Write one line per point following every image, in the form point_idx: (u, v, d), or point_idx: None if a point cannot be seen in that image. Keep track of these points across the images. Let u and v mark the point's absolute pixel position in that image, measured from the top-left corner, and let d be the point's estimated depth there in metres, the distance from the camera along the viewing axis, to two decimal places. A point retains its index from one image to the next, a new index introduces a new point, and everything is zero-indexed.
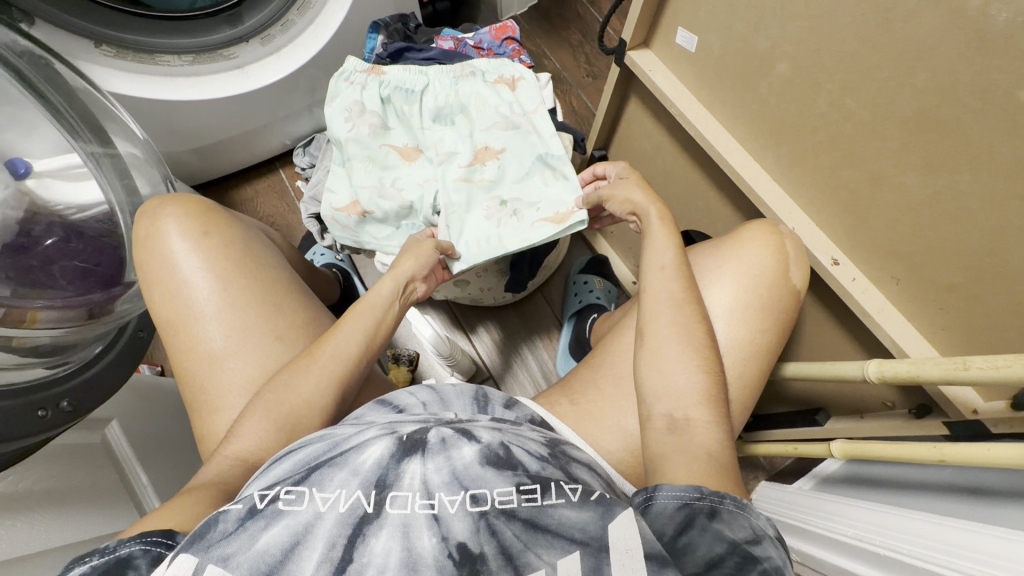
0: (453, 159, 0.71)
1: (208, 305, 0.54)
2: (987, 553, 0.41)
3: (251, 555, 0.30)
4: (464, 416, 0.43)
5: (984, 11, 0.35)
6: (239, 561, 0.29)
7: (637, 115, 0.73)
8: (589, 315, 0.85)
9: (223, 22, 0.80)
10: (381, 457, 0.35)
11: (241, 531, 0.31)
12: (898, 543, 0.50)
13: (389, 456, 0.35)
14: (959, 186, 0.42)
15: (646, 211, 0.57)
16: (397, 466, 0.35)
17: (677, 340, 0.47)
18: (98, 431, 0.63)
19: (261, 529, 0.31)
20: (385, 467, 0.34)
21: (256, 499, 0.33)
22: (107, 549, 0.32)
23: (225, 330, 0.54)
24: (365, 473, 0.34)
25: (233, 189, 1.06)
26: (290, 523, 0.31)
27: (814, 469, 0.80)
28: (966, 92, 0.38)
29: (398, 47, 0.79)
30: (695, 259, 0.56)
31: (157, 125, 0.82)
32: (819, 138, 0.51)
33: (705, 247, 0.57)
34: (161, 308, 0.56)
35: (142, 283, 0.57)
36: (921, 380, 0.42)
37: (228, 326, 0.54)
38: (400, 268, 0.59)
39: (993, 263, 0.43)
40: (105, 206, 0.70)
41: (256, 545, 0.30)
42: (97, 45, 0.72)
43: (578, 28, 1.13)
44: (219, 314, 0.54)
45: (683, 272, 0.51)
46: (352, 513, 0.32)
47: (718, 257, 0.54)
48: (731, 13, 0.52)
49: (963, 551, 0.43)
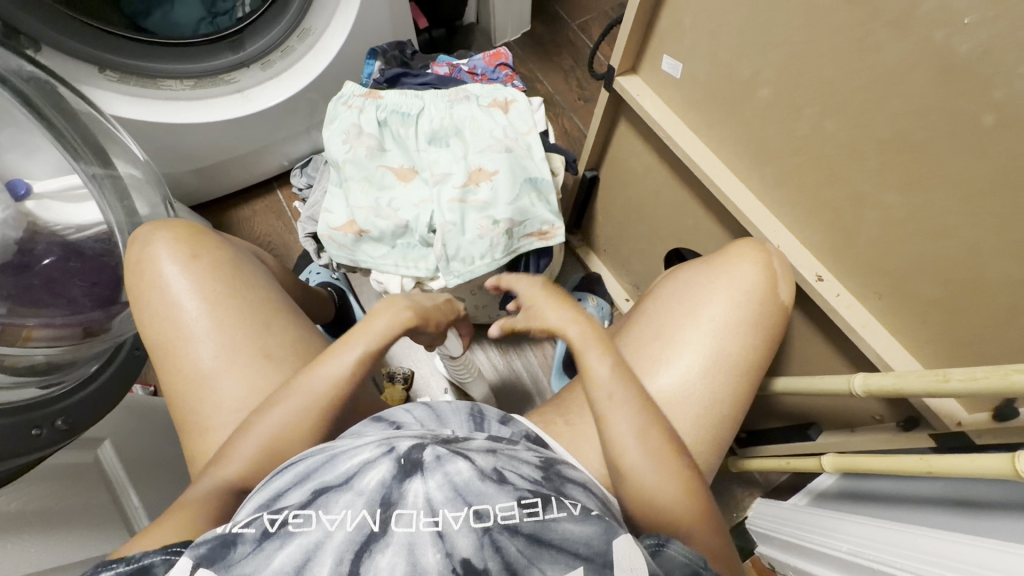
0: (447, 179, 0.73)
1: (197, 327, 0.55)
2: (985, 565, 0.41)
3: None
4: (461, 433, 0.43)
5: (948, 41, 0.37)
6: None
7: (627, 136, 0.75)
8: None
9: (224, 48, 0.82)
10: (383, 479, 0.35)
11: (256, 552, 0.31)
12: (898, 559, 0.50)
13: (391, 478, 0.35)
14: (937, 205, 0.44)
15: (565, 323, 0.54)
16: (400, 485, 0.35)
17: (653, 454, 0.45)
18: (91, 450, 0.63)
19: (276, 549, 0.31)
20: (388, 486, 0.35)
21: (266, 524, 0.33)
22: (131, 560, 0.34)
23: (215, 350, 0.55)
24: (369, 493, 0.34)
25: (231, 209, 1.07)
26: (301, 543, 0.31)
27: (808, 485, 0.80)
28: (937, 119, 0.41)
29: (395, 73, 0.81)
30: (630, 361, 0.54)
31: (159, 145, 0.84)
32: (803, 158, 0.53)
33: (637, 339, 0.56)
34: (152, 333, 0.56)
35: (133, 304, 0.58)
36: (907, 392, 0.43)
37: (218, 345, 0.55)
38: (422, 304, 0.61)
39: (970, 278, 0.44)
40: (103, 226, 0.70)
41: (271, 565, 0.30)
42: (101, 70, 0.74)
43: (570, 53, 1.17)
44: (210, 337, 0.55)
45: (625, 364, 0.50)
46: (359, 531, 0.32)
47: (662, 358, 0.53)
48: (714, 41, 0.55)
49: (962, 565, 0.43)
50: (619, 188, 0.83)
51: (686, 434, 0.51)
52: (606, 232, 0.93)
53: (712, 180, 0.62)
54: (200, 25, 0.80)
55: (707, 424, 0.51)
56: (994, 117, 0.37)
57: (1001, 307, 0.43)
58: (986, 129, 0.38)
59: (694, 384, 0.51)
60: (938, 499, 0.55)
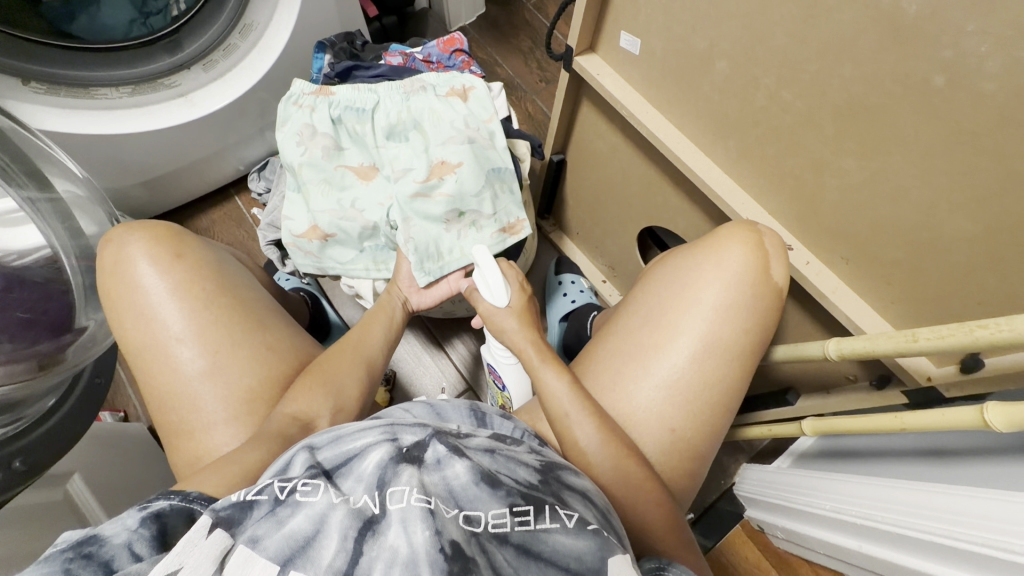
0: (409, 175, 0.70)
1: (177, 330, 0.53)
2: (967, 513, 0.44)
3: (278, 539, 0.30)
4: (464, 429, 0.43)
5: (896, 4, 0.37)
6: (266, 544, 0.30)
7: (590, 118, 0.74)
8: (589, 311, 0.85)
9: (161, 50, 0.77)
10: (381, 461, 0.35)
11: (267, 517, 0.31)
12: (884, 512, 0.53)
13: (389, 459, 0.35)
14: (893, 166, 0.44)
15: (527, 353, 0.57)
16: (395, 466, 0.34)
17: (626, 484, 0.45)
18: (60, 487, 0.61)
19: (287, 515, 0.31)
20: (384, 468, 0.34)
21: (277, 490, 0.33)
22: (186, 495, 0.37)
23: (203, 351, 0.53)
24: (367, 479, 0.34)
25: (187, 220, 1.02)
26: (310, 513, 0.31)
27: (789, 447, 0.82)
28: (890, 81, 0.41)
29: (346, 66, 0.76)
30: (586, 380, 0.55)
31: (99, 160, 0.79)
32: (763, 129, 0.53)
33: (606, 344, 0.56)
34: (126, 336, 0.55)
35: (109, 309, 0.55)
36: (876, 354, 0.44)
37: (204, 346, 0.53)
38: (393, 288, 0.69)
39: (927, 238, 0.45)
40: (47, 250, 0.65)
41: (283, 529, 0.30)
42: (25, 82, 0.69)
43: (527, 34, 1.15)
44: (193, 338, 0.53)
45: (593, 408, 0.49)
46: (361, 511, 0.31)
47: (630, 359, 0.53)
48: (670, 14, 0.54)
49: (945, 513, 0.46)
50: (586, 170, 0.82)
51: (678, 418, 0.51)
52: (578, 215, 0.92)
53: (676, 156, 0.61)
54: (132, 27, 0.75)
55: (703, 409, 0.51)
56: (944, 78, 0.38)
57: (957, 264, 0.45)
58: (936, 90, 0.39)
59: (685, 369, 0.51)
60: (911, 452, 0.57)
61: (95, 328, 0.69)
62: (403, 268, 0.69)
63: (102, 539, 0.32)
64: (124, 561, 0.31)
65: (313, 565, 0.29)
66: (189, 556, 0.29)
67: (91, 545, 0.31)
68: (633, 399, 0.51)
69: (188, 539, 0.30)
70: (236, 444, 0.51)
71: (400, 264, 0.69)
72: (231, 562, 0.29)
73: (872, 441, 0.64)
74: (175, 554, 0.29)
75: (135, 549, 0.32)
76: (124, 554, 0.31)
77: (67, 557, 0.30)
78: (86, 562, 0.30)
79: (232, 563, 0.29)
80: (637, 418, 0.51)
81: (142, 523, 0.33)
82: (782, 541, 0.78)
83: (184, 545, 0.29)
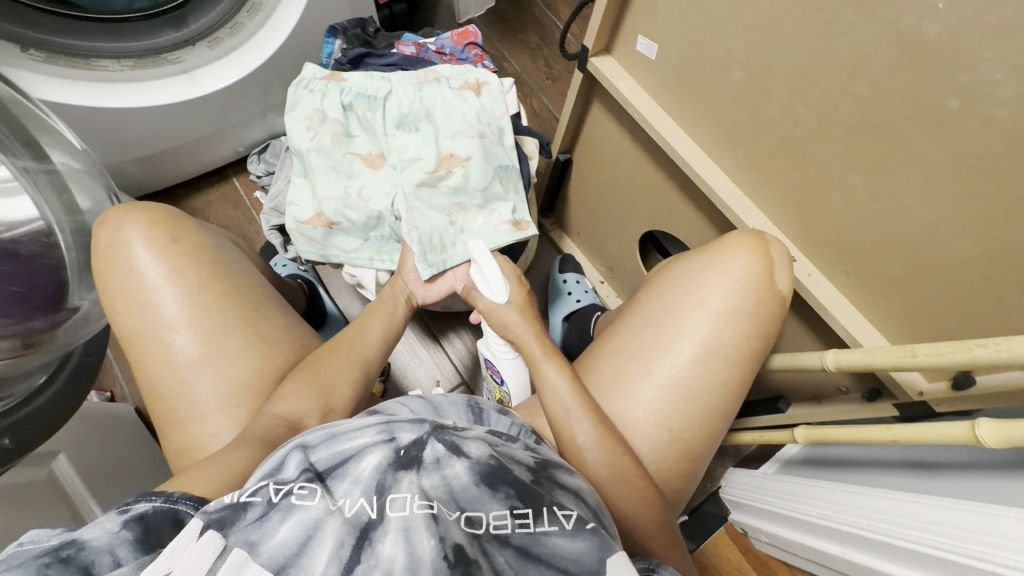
0: (416, 165, 0.70)
1: (174, 314, 0.53)
2: (951, 526, 0.45)
3: (273, 548, 0.30)
4: (461, 423, 0.43)
5: (917, 25, 0.38)
6: (261, 554, 0.29)
7: (600, 118, 0.75)
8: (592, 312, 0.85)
9: (166, 25, 0.76)
10: (379, 464, 0.35)
11: (260, 521, 0.31)
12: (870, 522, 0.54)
13: (387, 464, 0.35)
14: (901, 185, 0.45)
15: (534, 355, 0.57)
16: (394, 472, 0.34)
17: (624, 486, 0.46)
18: (45, 466, 0.60)
19: (279, 521, 0.31)
20: (382, 473, 0.34)
21: (271, 493, 0.33)
22: (170, 496, 0.36)
23: (200, 338, 0.53)
24: (365, 482, 0.34)
25: (182, 200, 1.01)
26: (302, 518, 0.31)
27: (776, 453, 0.84)
28: (903, 103, 0.42)
29: (359, 53, 0.75)
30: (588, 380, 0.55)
31: (93, 133, 0.76)
32: (773, 141, 0.53)
33: (607, 346, 0.56)
34: (122, 317, 0.53)
35: (106, 291, 0.54)
36: (874, 367, 0.45)
37: (202, 332, 0.53)
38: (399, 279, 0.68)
39: (930, 256, 0.46)
40: (41, 223, 0.64)
41: (277, 537, 0.30)
42: (24, 49, 0.67)
43: (536, 31, 1.14)
44: (191, 323, 0.53)
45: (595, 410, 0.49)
46: (357, 519, 0.31)
47: (633, 361, 0.53)
48: (689, 21, 0.54)
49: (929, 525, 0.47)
50: (592, 171, 0.82)
51: (677, 422, 0.52)
52: (581, 216, 0.92)
53: (687, 162, 0.61)
54: None
55: (701, 416, 0.52)
56: (958, 102, 0.39)
57: (955, 284, 0.46)
58: (950, 113, 0.39)
59: (686, 372, 0.52)
60: (898, 464, 0.59)
61: (90, 307, 0.68)
62: (409, 259, 0.68)
63: (81, 542, 0.31)
64: (105, 566, 0.31)
65: (306, 572, 0.29)
66: (178, 560, 0.29)
67: (69, 549, 0.31)
68: (634, 403, 0.52)
69: (178, 542, 0.30)
70: (230, 433, 0.51)
71: (406, 257, 0.68)
72: (226, 562, 0.29)
73: (859, 450, 0.65)
74: (165, 558, 0.29)
75: (117, 555, 0.31)
76: (105, 560, 0.31)
77: (44, 562, 0.30)
78: (63, 567, 0.30)
79: (226, 565, 0.29)
80: (638, 421, 0.52)
81: (124, 525, 0.33)
82: (765, 545, 0.80)
83: (174, 549, 0.29)
